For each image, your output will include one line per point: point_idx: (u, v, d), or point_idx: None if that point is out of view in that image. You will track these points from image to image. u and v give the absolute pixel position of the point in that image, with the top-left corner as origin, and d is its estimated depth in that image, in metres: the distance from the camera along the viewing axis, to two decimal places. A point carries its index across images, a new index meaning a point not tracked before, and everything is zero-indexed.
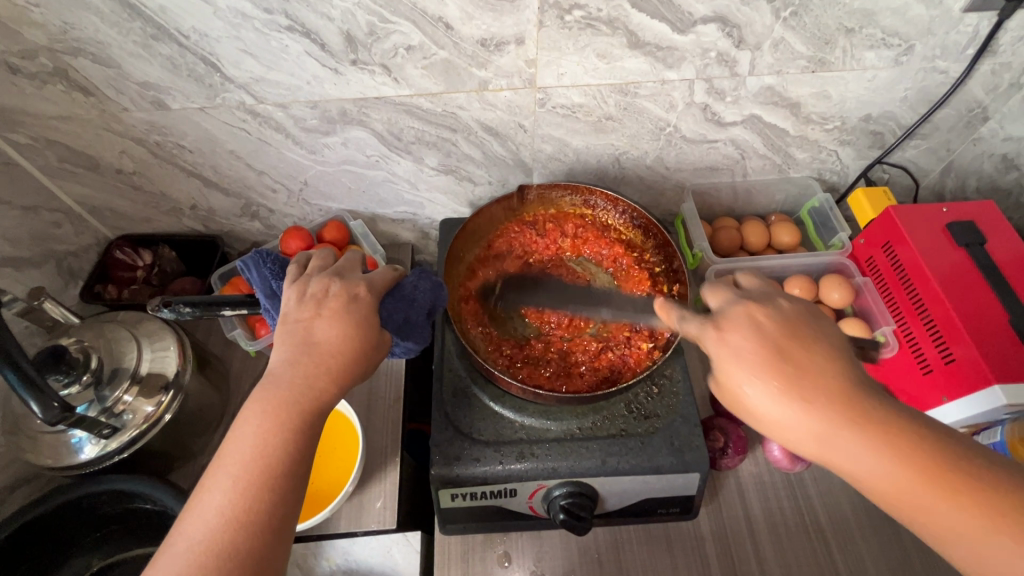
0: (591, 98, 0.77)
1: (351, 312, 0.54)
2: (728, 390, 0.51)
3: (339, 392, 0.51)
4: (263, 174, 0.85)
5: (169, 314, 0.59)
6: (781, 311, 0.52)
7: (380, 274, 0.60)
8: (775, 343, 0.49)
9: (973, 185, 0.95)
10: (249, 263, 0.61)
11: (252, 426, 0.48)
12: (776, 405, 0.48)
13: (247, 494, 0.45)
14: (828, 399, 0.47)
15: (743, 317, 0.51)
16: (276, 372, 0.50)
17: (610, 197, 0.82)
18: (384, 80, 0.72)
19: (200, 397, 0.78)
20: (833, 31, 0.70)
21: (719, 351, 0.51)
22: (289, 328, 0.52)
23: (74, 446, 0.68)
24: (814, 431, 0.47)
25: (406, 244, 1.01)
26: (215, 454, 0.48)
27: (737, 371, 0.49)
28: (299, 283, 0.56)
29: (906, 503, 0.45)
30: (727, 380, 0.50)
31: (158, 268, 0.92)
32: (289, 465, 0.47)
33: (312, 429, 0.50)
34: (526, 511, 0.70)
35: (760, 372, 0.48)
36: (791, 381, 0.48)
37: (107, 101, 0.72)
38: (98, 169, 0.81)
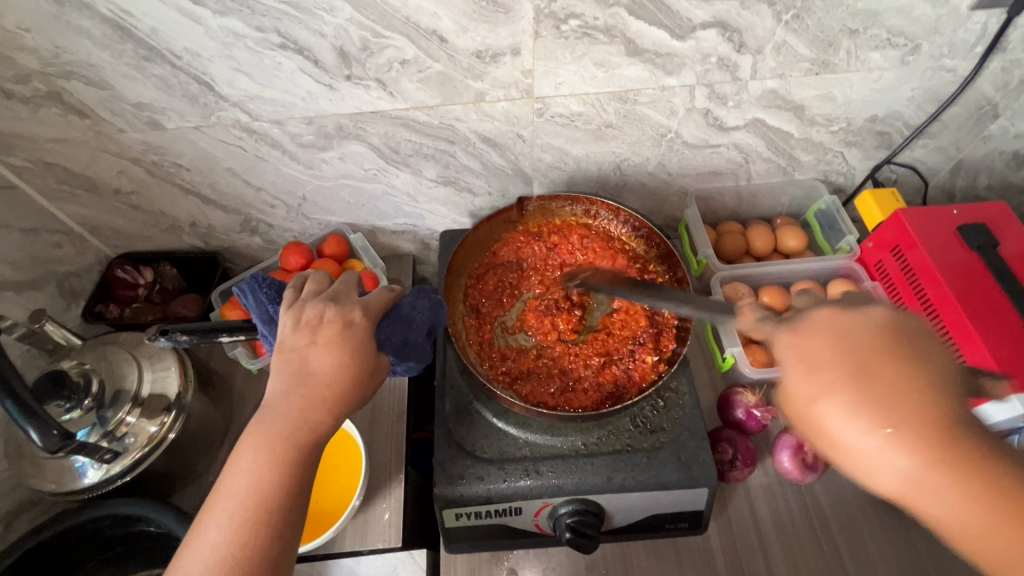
0: (590, 106, 0.75)
1: (345, 339, 0.53)
2: (799, 401, 0.49)
3: (334, 422, 0.51)
4: (261, 191, 0.84)
5: (166, 341, 0.59)
6: (875, 323, 0.49)
7: (376, 296, 0.59)
8: (858, 359, 0.47)
9: (984, 183, 0.93)
10: (246, 289, 0.62)
11: (247, 460, 0.47)
12: (849, 424, 0.46)
13: (243, 528, 0.45)
14: (905, 420, 0.44)
15: (832, 328, 0.49)
16: (271, 404, 0.50)
17: (612, 207, 0.81)
18: (379, 94, 0.71)
19: (202, 416, 0.78)
20: (837, 33, 0.69)
21: (794, 360, 0.49)
22: (285, 357, 0.52)
23: (77, 471, 0.68)
24: (887, 454, 0.44)
25: (407, 255, 1.00)
26: (213, 489, 0.48)
27: (806, 380, 0.48)
28: (295, 308, 0.56)
29: (967, 535, 0.43)
30: (795, 391, 0.49)
31: (159, 285, 0.91)
32: (286, 499, 0.47)
33: (309, 460, 0.49)
34: (532, 528, 0.69)
35: (831, 388, 0.47)
36: (868, 400, 0.45)
37: (103, 122, 0.72)
38: (96, 190, 0.81)
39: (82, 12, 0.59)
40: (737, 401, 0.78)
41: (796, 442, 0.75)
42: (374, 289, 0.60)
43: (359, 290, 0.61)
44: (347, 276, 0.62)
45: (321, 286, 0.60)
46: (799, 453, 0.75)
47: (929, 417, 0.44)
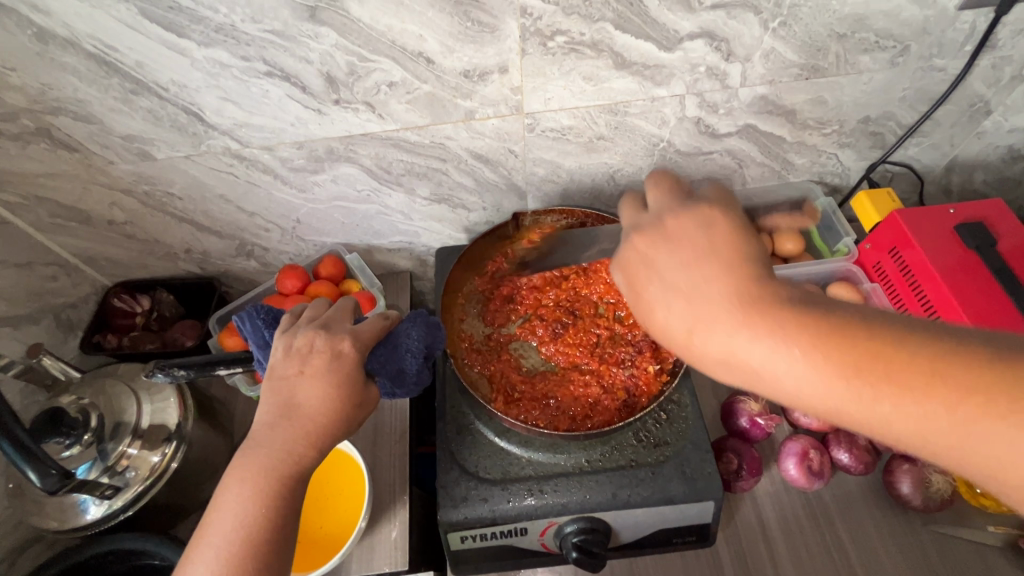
0: (580, 119, 0.75)
1: (333, 369, 0.53)
2: (642, 311, 0.49)
3: (319, 453, 0.51)
4: (255, 216, 0.84)
5: (164, 377, 0.59)
6: (711, 223, 0.48)
7: (369, 324, 0.58)
8: (676, 254, 0.47)
9: (980, 178, 0.93)
10: (243, 314, 0.62)
11: (233, 493, 0.48)
12: (674, 310, 0.46)
13: (229, 565, 0.45)
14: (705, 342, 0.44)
15: (647, 241, 0.49)
16: (256, 436, 0.50)
17: (606, 218, 0.80)
18: (368, 117, 0.70)
19: (204, 444, 0.77)
20: (825, 38, 0.69)
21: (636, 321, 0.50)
22: (273, 386, 0.52)
23: (79, 507, 0.67)
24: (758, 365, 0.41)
25: (405, 272, 1.00)
26: (200, 523, 0.48)
27: (642, 292, 0.48)
28: (287, 335, 0.56)
29: (866, 421, 0.39)
30: (644, 303, 0.48)
31: (156, 313, 0.91)
32: (271, 533, 0.47)
33: (295, 493, 0.49)
34: (538, 548, 0.68)
35: (664, 284, 0.46)
36: (686, 288, 0.45)
37: (93, 156, 0.72)
38: (89, 222, 0.81)
39: (67, 49, 0.60)
40: (740, 409, 0.78)
41: (802, 448, 0.75)
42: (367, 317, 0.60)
43: (355, 315, 0.61)
44: (343, 302, 0.62)
45: (317, 310, 0.60)
46: (805, 460, 0.74)
47: (706, 330, 0.44)
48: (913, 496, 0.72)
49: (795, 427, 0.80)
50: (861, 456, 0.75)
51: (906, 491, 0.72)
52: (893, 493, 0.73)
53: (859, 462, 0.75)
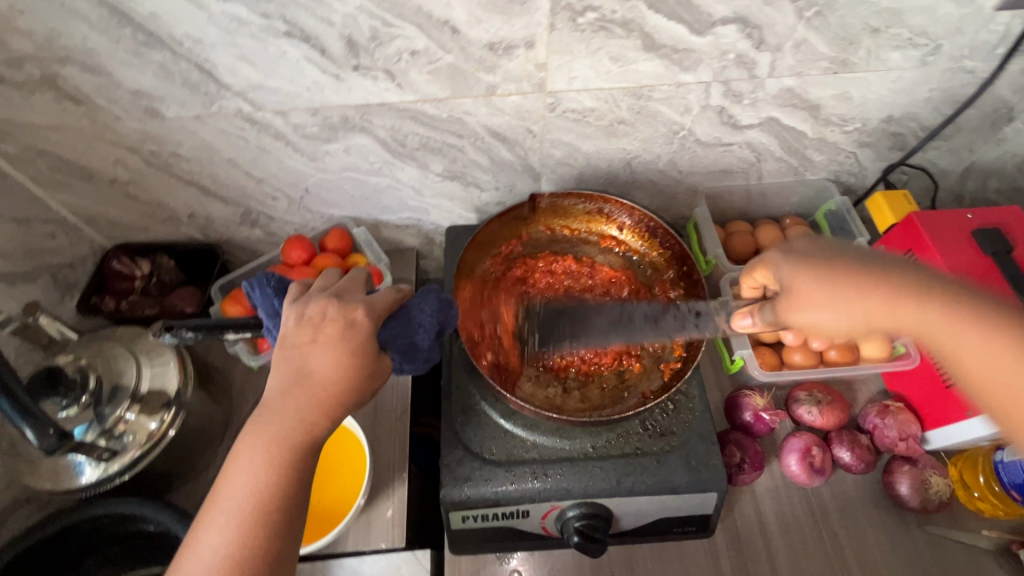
0: (603, 102, 0.73)
1: (346, 338, 0.51)
2: (793, 307, 0.58)
3: (331, 424, 0.50)
4: (262, 183, 0.82)
5: (171, 339, 0.58)
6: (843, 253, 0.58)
7: (382, 296, 0.57)
8: (821, 269, 0.57)
9: (994, 186, 0.92)
10: (249, 284, 0.60)
11: (244, 461, 0.48)
12: (823, 305, 0.56)
13: (242, 531, 0.46)
14: (892, 294, 0.53)
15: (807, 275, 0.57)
16: (268, 405, 0.49)
17: (625, 205, 0.79)
18: (387, 86, 0.69)
19: (202, 412, 0.76)
20: (858, 31, 0.67)
21: (799, 293, 0.58)
22: (284, 356, 0.51)
23: (74, 470, 0.66)
24: (922, 317, 0.53)
25: (411, 250, 0.98)
26: (214, 488, 0.48)
27: (808, 299, 0.56)
28: (299, 303, 0.54)
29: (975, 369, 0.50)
30: (801, 298, 0.57)
31: (156, 278, 0.89)
32: (283, 501, 0.47)
33: (308, 463, 0.49)
34: (538, 531, 0.68)
35: (812, 282, 0.57)
36: (834, 281, 0.56)
37: (99, 110, 0.69)
38: (91, 179, 0.79)
39: None
40: (745, 403, 0.78)
41: (805, 445, 0.75)
42: (380, 290, 0.58)
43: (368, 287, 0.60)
44: (355, 273, 0.61)
45: (328, 280, 0.59)
46: (807, 457, 0.74)
47: (849, 292, 0.55)
48: (911, 497, 0.72)
49: (798, 424, 0.80)
50: (863, 455, 0.75)
51: (905, 492, 0.73)
52: (891, 494, 0.74)
53: (861, 461, 0.75)
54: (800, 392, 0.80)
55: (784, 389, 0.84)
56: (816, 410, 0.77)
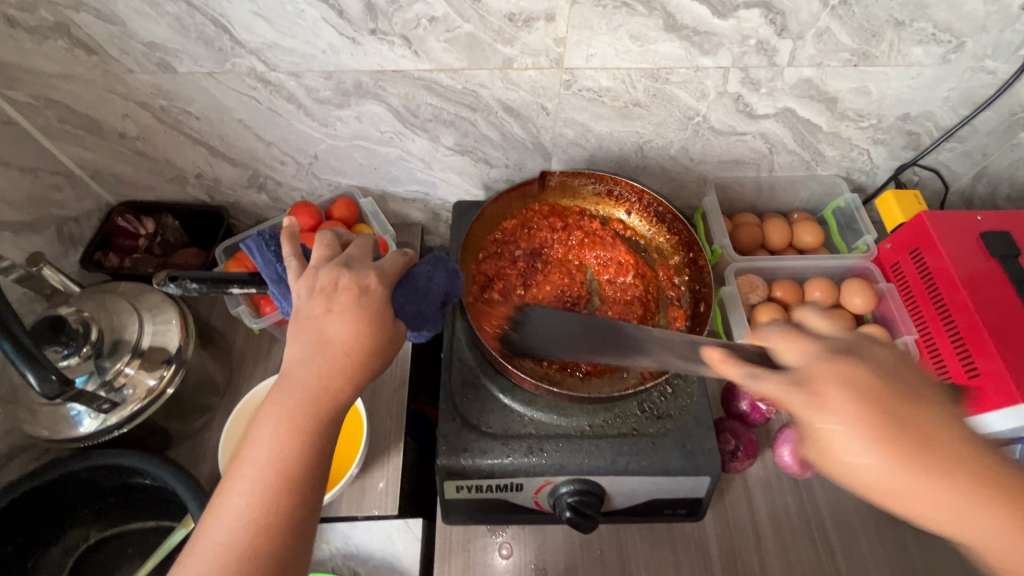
0: (620, 82, 0.73)
1: (362, 305, 0.51)
2: (822, 449, 0.43)
3: (355, 390, 0.50)
4: (272, 146, 0.81)
5: (175, 289, 0.57)
6: (857, 380, 0.43)
7: (390, 260, 0.57)
8: (874, 401, 0.42)
9: (1004, 193, 0.92)
10: (253, 246, 0.59)
11: (269, 426, 0.47)
12: (870, 462, 0.41)
13: (266, 496, 0.45)
14: (1012, 495, 0.40)
15: (835, 375, 0.43)
16: (291, 372, 0.49)
17: (635, 188, 0.79)
18: (403, 53, 0.68)
19: (202, 371, 0.76)
20: (882, 23, 0.67)
21: (831, 432, 0.42)
22: (301, 328, 0.51)
23: (73, 420, 0.66)
24: (998, 529, 0.40)
25: (416, 224, 0.98)
26: (237, 455, 0.48)
27: (840, 432, 0.42)
28: (308, 275, 0.53)
29: None
30: (820, 433, 0.43)
31: (160, 237, 0.89)
32: (308, 468, 0.47)
33: (331, 429, 0.49)
34: (531, 505, 0.69)
35: (862, 423, 0.41)
36: (887, 433, 0.41)
37: (111, 61, 0.69)
38: (100, 132, 0.78)
39: None
40: (742, 393, 0.78)
41: None
42: (386, 253, 0.58)
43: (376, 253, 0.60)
44: (361, 238, 0.60)
45: (334, 243, 0.58)
46: None
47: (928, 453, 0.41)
48: None
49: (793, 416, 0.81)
50: None
51: None
52: None
53: None
54: None
55: None
56: None
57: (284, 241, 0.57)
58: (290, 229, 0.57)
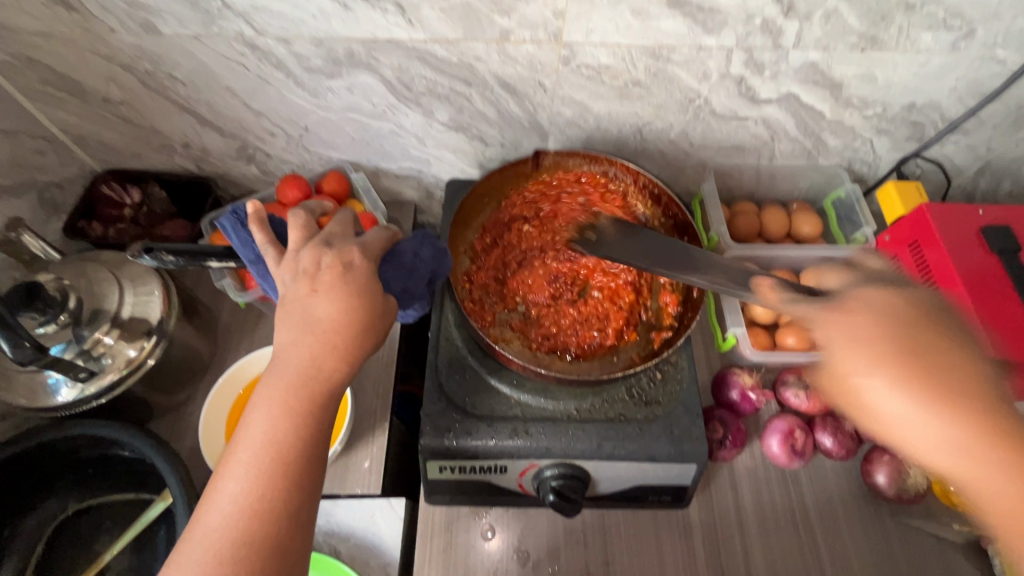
0: (620, 59, 0.71)
1: (346, 283, 0.50)
2: (836, 377, 0.49)
3: (349, 370, 0.49)
4: (261, 116, 0.79)
5: (150, 260, 0.56)
6: (892, 309, 0.49)
7: (373, 235, 0.56)
8: (901, 334, 0.47)
9: (1007, 189, 0.91)
10: (227, 227, 0.59)
11: (261, 411, 0.46)
12: (888, 390, 0.46)
13: (260, 481, 0.44)
14: (1008, 433, 0.43)
15: (877, 304, 0.50)
16: (282, 354, 0.48)
17: (631, 169, 0.77)
18: (397, 21, 0.66)
19: (186, 344, 0.75)
20: (892, 5, 0.65)
21: (863, 367, 0.47)
22: (287, 312, 0.49)
23: (50, 388, 0.65)
24: (981, 457, 0.43)
25: (409, 203, 0.96)
26: (231, 440, 0.46)
27: (860, 360, 0.47)
28: (290, 259, 0.52)
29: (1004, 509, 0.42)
30: (836, 365, 0.49)
31: (147, 208, 0.87)
32: (302, 451, 0.46)
33: (325, 412, 0.48)
34: (515, 488, 0.69)
35: (878, 353, 0.47)
36: (909, 360, 0.46)
37: (93, 20, 0.66)
38: (83, 96, 0.76)
39: None
40: (733, 381, 0.78)
41: (788, 427, 0.75)
42: (369, 229, 0.57)
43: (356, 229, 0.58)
44: (341, 215, 0.59)
45: (312, 223, 0.56)
46: (789, 439, 0.74)
47: (922, 382, 0.45)
48: (887, 487, 0.73)
49: (783, 407, 0.80)
50: (845, 442, 0.75)
51: (881, 481, 0.73)
52: (868, 482, 0.74)
53: (842, 448, 0.75)
54: (789, 375, 0.79)
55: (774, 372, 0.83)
56: (803, 394, 0.77)
57: (252, 227, 0.54)
58: (256, 214, 0.55)
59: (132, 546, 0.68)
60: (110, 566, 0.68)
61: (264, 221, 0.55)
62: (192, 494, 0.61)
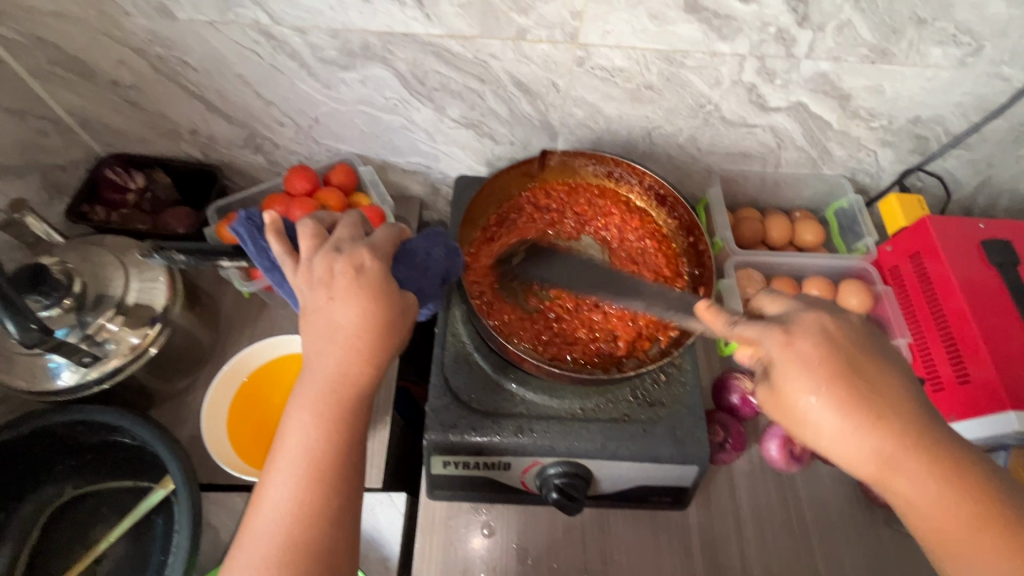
0: (634, 62, 0.71)
1: (361, 285, 0.50)
2: (778, 397, 0.48)
3: (375, 371, 0.49)
4: (272, 105, 0.79)
5: (161, 258, 0.60)
6: (823, 331, 0.48)
7: (382, 235, 0.55)
8: (842, 352, 0.47)
9: (1004, 204, 0.92)
10: (243, 234, 0.57)
11: (296, 420, 0.47)
12: (832, 411, 0.45)
13: (302, 489, 0.45)
14: (935, 457, 0.44)
15: (814, 326, 0.48)
16: (310, 362, 0.48)
17: (637, 171, 0.78)
18: (415, 15, 0.66)
19: (188, 332, 0.75)
20: (904, 20, 0.66)
21: (778, 383, 0.47)
22: (310, 323, 0.49)
23: (51, 372, 0.65)
24: (894, 468, 0.44)
25: (415, 198, 0.96)
26: (271, 450, 0.47)
27: (808, 382, 0.46)
28: (304, 267, 0.52)
29: (934, 525, 0.44)
30: (782, 386, 0.47)
31: (151, 194, 0.86)
32: (337, 456, 0.46)
33: (357, 416, 0.48)
34: (517, 485, 0.69)
35: (823, 373, 0.46)
36: (836, 376, 0.46)
37: (107, 1, 0.65)
38: (92, 78, 0.75)
39: None
40: (734, 386, 0.78)
41: (786, 432, 0.76)
42: (379, 228, 0.56)
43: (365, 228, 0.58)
44: (350, 215, 0.58)
45: (321, 230, 0.55)
46: (788, 444, 0.75)
47: (842, 398, 0.45)
48: (882, 493, 0.74)
49: None
50: None
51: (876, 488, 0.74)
52: (863, 488, 0.75)
53: None
54: None
55: None
56: None
57: (270, 237, 0.54)
58: (274, 225, 0.54)
59: (128, 535, 0.68)
60: (105, 555, 0.67)
61: (281, 232, 0.55)
62: (193, 482, 0.61)
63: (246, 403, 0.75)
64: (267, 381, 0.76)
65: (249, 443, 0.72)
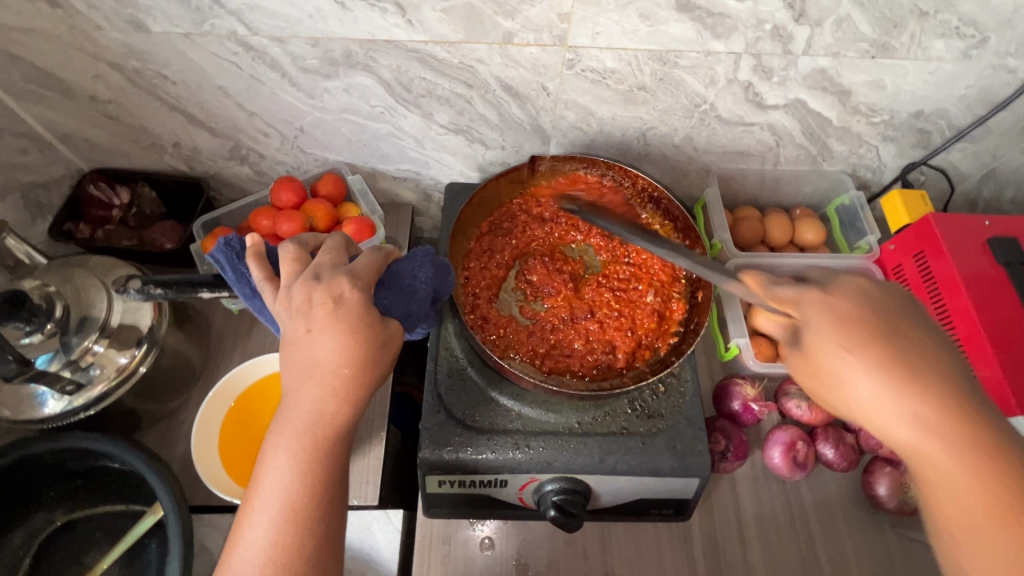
0: (626, 63, 0.69)
1: (341, 317, 0.47)
2: (808, 356, 0.48)
3: (354, 409, 0.47)
4: (255, 116, 0.77)
5: (141, 294, 0.56)
6: (867, 300, 0.48)
7: (364, 262, 0.53)
8: (880, 318, 0.47)
9: (1009, 196, 0.90)
10: (222, 261, 0.55)
11: (272, 459, 0.45)
12: (858, 372, 0.45)
13: (279, 530, 0.44)
14: (975, 436, 0.43)
15: (856, 291, 0.49)
16: (287, 398, 0.47)
17: (629, 173, 0.75)
18: (397, 21, 0.64)
19: (178, 351, 0.74)
20: (905, 12, 0.63)
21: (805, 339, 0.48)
22: (287, 355, 0.47)
23: (36, 400, 0.63)
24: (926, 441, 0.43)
25: (406, 205, 0.93)
26: (248, 486, 0.46)
27: (836, 341, 0.46)
28: (283, 294, 0.49)
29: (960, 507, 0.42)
30: (812, 342, 0.47)
31: (136, 209, 0.84)
32: (314, 496, 0.45)
33: (336, 454, 0.47)
34: (515, 501, 0.67)
35: (855, 337, 0.46)
36: (869, 339, 0.46)
37: (78, 16, 0.63)
38: (69, 94, 0.73)
39: None
40: (735, 392, 0.77)
41: (789, 439, 0.74)
42: (361, 253, 0.54)
43: (349, 250, 0.55)
44: (333, 238, 0.55)
45: (304, 253, 0.53)
46: (791, 450, 0.74)
47: (874, 363, 0.45)
48: (888, 499, 0.72)
49: (784, 417, 0.80)
50: (846, 454, 0.75)
51: (882, 493, 0.73)
52: (869, 493, 0.74)
53: (843, 459, 0.75)
54: (791, 385, 0.79)
55: (774, 382, 0.83)
56: (805, 404, 0.77)
57: (251, 262, 0.53)
58: (256, 250, 0.53)
59: (122, 560, 0.67)
60: None
61: (263, 255, 0.54)
62: (182, 506, 0.59)
63: (237, 423, 0.73)
64: (259, 400, 0.75)
65: (241, 464, 0.71)
